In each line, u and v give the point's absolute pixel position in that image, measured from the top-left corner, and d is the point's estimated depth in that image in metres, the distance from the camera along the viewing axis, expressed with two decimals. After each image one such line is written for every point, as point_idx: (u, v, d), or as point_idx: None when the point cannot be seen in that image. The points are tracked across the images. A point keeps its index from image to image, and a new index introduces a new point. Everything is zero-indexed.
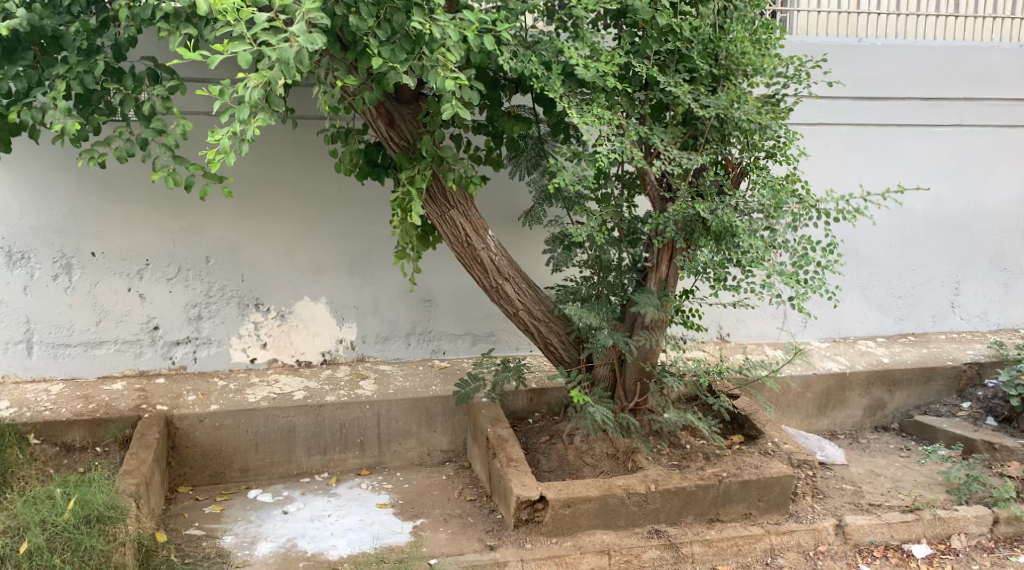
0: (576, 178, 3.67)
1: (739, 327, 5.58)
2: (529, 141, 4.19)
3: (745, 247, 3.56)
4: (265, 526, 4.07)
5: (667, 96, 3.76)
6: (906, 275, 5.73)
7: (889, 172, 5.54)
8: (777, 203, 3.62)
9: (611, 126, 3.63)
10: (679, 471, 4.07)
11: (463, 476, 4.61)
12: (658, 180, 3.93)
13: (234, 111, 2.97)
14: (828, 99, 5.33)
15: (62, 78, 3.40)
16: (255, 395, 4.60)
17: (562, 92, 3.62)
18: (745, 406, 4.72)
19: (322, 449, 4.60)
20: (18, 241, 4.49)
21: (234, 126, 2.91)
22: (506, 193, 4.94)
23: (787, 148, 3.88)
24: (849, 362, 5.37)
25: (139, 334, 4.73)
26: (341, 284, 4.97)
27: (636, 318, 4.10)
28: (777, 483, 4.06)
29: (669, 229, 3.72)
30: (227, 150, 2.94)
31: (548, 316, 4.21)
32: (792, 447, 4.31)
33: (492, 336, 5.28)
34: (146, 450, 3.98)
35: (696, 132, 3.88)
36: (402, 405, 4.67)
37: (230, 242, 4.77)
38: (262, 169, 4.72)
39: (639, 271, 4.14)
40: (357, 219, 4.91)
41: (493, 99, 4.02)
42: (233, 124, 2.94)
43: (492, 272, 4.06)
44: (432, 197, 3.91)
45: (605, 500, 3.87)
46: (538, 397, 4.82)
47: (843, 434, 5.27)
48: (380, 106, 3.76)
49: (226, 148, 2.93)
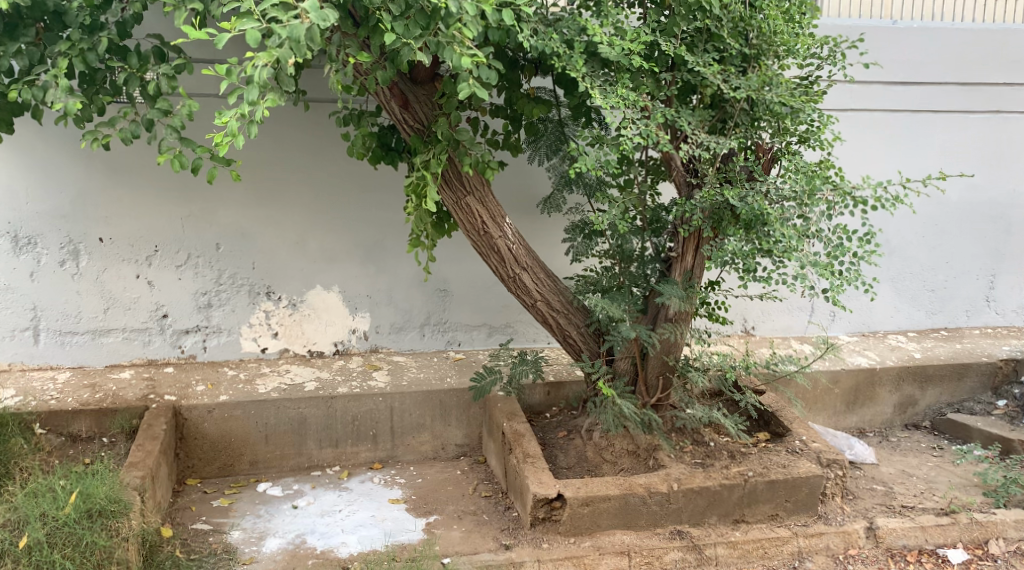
0: (598, 163, 3.51)
1: (765, 320, 5.39)
2: (549, 125, 4.03)
3: (777, 236, 3.36)
4: (273, 521, 3.95)
5: (695, 77, 3.58)
6: (940, 268, 5.51)
7: (925, 160, 5.32)
8: (810, 190, 3.42)
9: (635, 108, 3.48)
10: (702, 469, 3.91)
11: (478, 472, 4.48)
12: (685, 165, 3.74)
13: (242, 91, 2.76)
14: (861, 83, 5.12)
15: (64, 56, 3.28)
16: (265, 386, 4.48)
17: (585, 71, 3.44)
18: (771, 402, 4.55)
19: (334, 442, 4.48)
20: (24, 226, 4.38)
21: (243, 109, 2.71)
22: (525, 179, 4.77)
23: (822, 132, 3.68)
24: (880, 358, 5.18)
25: (147, 322, 4.62)
26: (354, 273, 4.84)
27: (660, 310, 3.94)
28: (805, 483, 3.89)
29: (696, 217, 3.56)
30: (236, 135, 2.76)
31: (567, 308, 4.06)
32: (821, 446, 4.13)
33: (509, 328, 5.13)
34: (152, 442, 3.88)
35: (724, 116, 3.72)
36: (416, 397, 4.53)
37: (241, 229, 4.64)
38: (273, 154, 4.59)
39: (663, 261, 3.96)
40: (371, 206, 4.77)
41: (512, 81, 3.86)
42: (240, 106, 2.74)
43: (509, 262, 3.91)
44: (447, 181, 3.75)
45: (626, 499, 3.72)
46: (556, 391, 4.67)
47: (872, 432, 5.08)
48: (395, 86, 3.61)
49: (235, 131, 2.74)
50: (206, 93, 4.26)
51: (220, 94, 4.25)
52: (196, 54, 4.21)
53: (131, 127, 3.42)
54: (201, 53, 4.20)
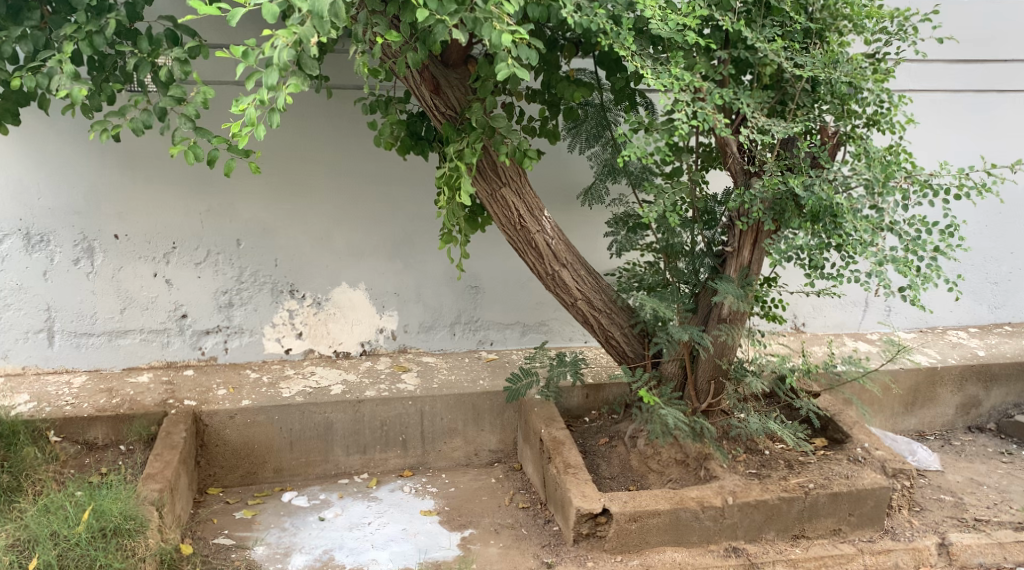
0: (648, 151, 3.22)
1: (816, 316, 5.06)
2: (591, 110, 3.74)
3: (850, 229, 3.09)
4: (299, 535, 3.72)
5: (754, 56, 3.27)
6: (1005, 259, 5.13)
7: (1001, 143, 4.88)
8: (885, 177, 3.14)
9: (689, 91, 3.18)
10: (758, 481, 3.63)
11: (514, 480, 4.22)
12: (740, 151, 3.44)
13: (260, 75, 2.48)
14: (922, 64, 4.66)
15: (70, 40, 3.04)
16: (290, 389, 4.25)
17: (634, 49, 3.14)
18: (828, 406, 4.23)
19: (362, 448, 4.24)
20: (37, 223, 4.16)
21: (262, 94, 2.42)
22: (563, 169, 4.47)
23: (892, 114, 3.35)
24: (940, 355, 4.82)
25: (165, 322, 4.40)
26: (381, 270, 4.58)
27: (713, 309, 3.66)
28: (871, 495, 3.59)
29: (756, 208, 3.27)
30: (255, 122, 2.48)
31: (610, 307, 3.78)
32: (885, 454, 3.82)
33: (544, 326, 4.86)
34: (172, 451, 3.66)
35: (783, 97, 3.41)
36: (447, 401, 4.28)
37: (263, 224, 4.40)
38: (295, 143, 4.33)
39: (715, 257, 3.67)
40: (399, 198, 4.51)
41: (551, 62, 3.56)
42: (259, 92, 2.45)
43: (548, 258, 3.63)
44: (482, 172, 3.46)
45: (676, 514, 3.45)
46: (595, 394, 4.39)
47: (933, 436, 4.73)
48: (425, 70, 3.33)
49: (253, 118, 2.46)
50: (223, 79, 4.00)
51: (238, 80, 3.98)
52: (212, 38, 3.94)
53: (143, 118, 3.19)
54: (218, 37, 3.94)
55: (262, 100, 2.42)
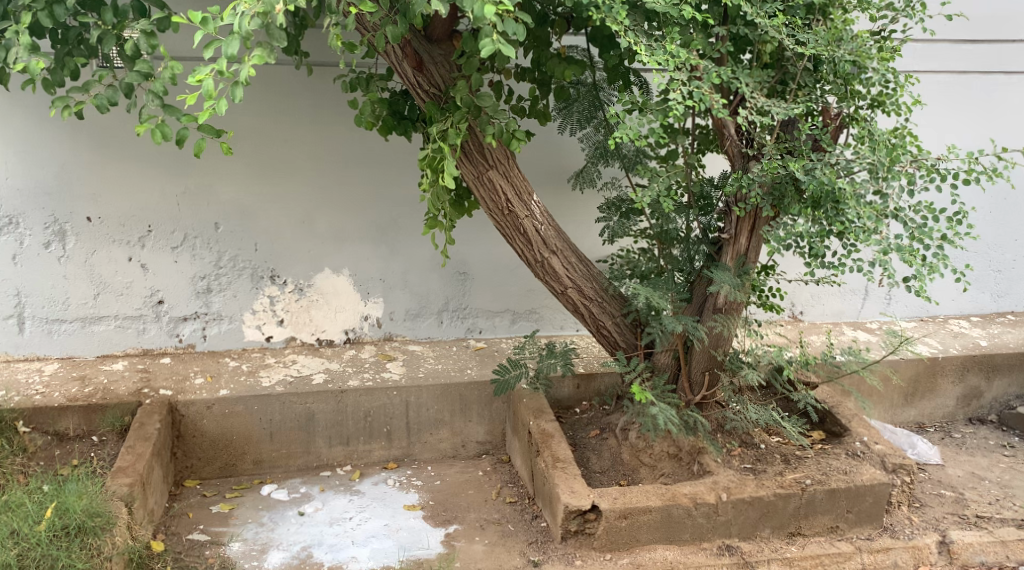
0: (641, 132, 3.06)
1: (815, 305, 4.93)
2: (582, 90, 3.58)
3: (853, 216, 2.95)
4: (278, 530, 3.59)
5: (754, 33, 3.11)
6: (1009, 247, 4.98)
7: (1010, 125, 4.72)
8: (890, 160, 3.00)
9: (685, 69, 3.02)
10: (753, 476, 3.50)
11: (502, 473, 4.10)
12: (738, 133, 3.29)
13: (219, 44, 2.33)
14: (926, 43, 4.49)
15: (28, 10, 2.85)
16: (270, 378, 4.10)
17: (627, 24, 2.98)
18: (826, 398, 4.10)
19: (345, 440, 4.10)
20: (4, 205, 3.98)
21: (222, 64, 2.27)
22: (553, 151, 4.30)
23: (897, 95, 3.20)
24: (942, 345, 4.68)
25: (141, 308, 4.25)
26: (365, 254, 4.43)
27: (708, 299, 3.53)
28: (870, 492, 3.47)
29: (754, 192, 3.12)
30: (213, 94, 2.30)
31: (602, 295, 3.63)
32: (885, 448, 3.69)
33: (535, 314, 4.72)
34: (144, 443, 3.51)
35: (784, 76, 3.25)
36: (433, 392, 4.13)
37: (242, 207, 4.23)
38: (275, 122, 4.15)
39: (711, 244, 3.53)
40: (383, 181, 4.34)
41: (541, 39, 3.38)
42: (218, 63, 2.29)
43: (537, 244, 3.46)
44: (467, 154, 3.29)
45: (668, 511, 3.32)
46: (586, 384, 4.24)
47: (933, 428, 4.60)
48: (408, 45, 3.14)
49: (212, 90, 2.28)
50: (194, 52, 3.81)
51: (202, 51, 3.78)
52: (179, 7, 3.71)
53: (108, 94, 3.03)
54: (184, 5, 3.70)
55: (222, 72, 2.27)
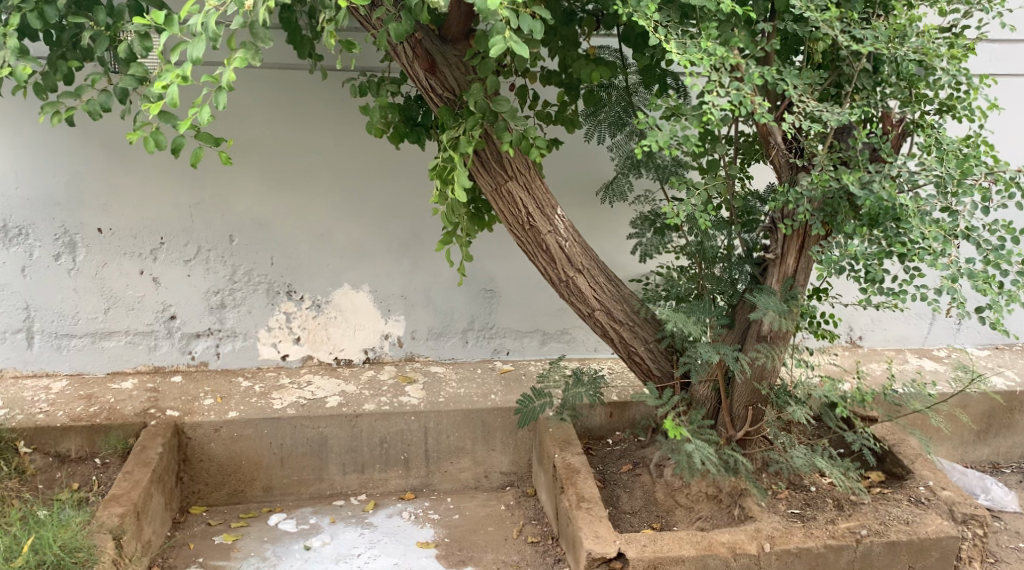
0: (674, 139, 2.72)
1: (876, 329, 4.50)
2: (614, 94, 3.27)
3: (916, 235, 2.58)
4: (280, 566, 3.37)
5: (805, 30, 2.76)
6: None
7: None
8: (962, 172, 2.62)
9: (724, 69, 2.69)
10: (802, 523, 3.12)
11: (526, 508, 3.79)
12: (787, 142, 2.94)
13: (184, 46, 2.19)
14: (1004, 42, 4.05)
15: (17, 10, 2.69)
16: (282, 400, 3.87)
17: (658, 18, 2.67)
18: (887, 435, 3.68)
19: (359, 467, 3.85)
20: (15, 216, 3.85)
21: (185, 67, 2.16)
22: (586, 160, 4.01)
23: (972, 98, 2.81)
24: (1021, 378, 4.20)
25: (153, 324, 4.08)
26: (386, 269, 4.18)
27: (751, 325, 3.17)
28: (935, 546, 3.07)
29: (803, 208, 2.77)
30: (178, 102, 2.15)
31: (633, 318, 3.30)
32: (953, 495, 3.27)
33: (567, 335, 4.43)
34: (142, 469, 3.29)
35: (839, 79, 2.90)
36: (454, 417, 3.85)
37: (257, 219, 4.03)
38: (291, 129, 3.94)
39: (756, 263, 3.17)
40: (403, 192, 4.09)
41: (567, 37, 3.10)
42: (184, 67, 2.21)
43: (561, 261, 3.16)
44: (484, 164, 3.01)
45: (703, 562, 2.97)
46: (620, 412, 3.91)
47: (1009, 469, 4.13)
48: (419, 45, 2.89)
49: (176, 97, 2.15)
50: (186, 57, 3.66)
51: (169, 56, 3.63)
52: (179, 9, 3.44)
53: (101, 99, 2.86)
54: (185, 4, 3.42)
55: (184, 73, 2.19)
